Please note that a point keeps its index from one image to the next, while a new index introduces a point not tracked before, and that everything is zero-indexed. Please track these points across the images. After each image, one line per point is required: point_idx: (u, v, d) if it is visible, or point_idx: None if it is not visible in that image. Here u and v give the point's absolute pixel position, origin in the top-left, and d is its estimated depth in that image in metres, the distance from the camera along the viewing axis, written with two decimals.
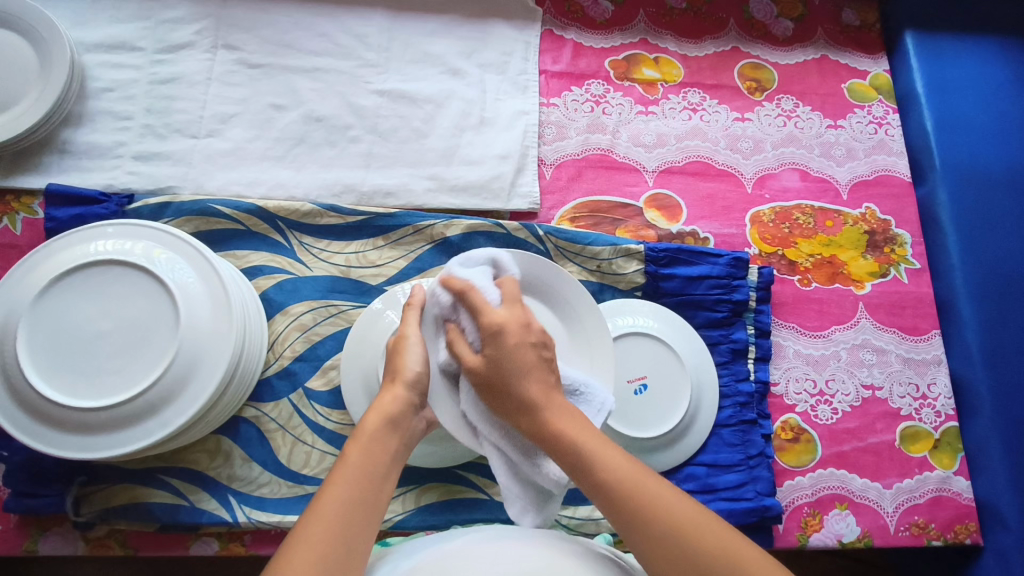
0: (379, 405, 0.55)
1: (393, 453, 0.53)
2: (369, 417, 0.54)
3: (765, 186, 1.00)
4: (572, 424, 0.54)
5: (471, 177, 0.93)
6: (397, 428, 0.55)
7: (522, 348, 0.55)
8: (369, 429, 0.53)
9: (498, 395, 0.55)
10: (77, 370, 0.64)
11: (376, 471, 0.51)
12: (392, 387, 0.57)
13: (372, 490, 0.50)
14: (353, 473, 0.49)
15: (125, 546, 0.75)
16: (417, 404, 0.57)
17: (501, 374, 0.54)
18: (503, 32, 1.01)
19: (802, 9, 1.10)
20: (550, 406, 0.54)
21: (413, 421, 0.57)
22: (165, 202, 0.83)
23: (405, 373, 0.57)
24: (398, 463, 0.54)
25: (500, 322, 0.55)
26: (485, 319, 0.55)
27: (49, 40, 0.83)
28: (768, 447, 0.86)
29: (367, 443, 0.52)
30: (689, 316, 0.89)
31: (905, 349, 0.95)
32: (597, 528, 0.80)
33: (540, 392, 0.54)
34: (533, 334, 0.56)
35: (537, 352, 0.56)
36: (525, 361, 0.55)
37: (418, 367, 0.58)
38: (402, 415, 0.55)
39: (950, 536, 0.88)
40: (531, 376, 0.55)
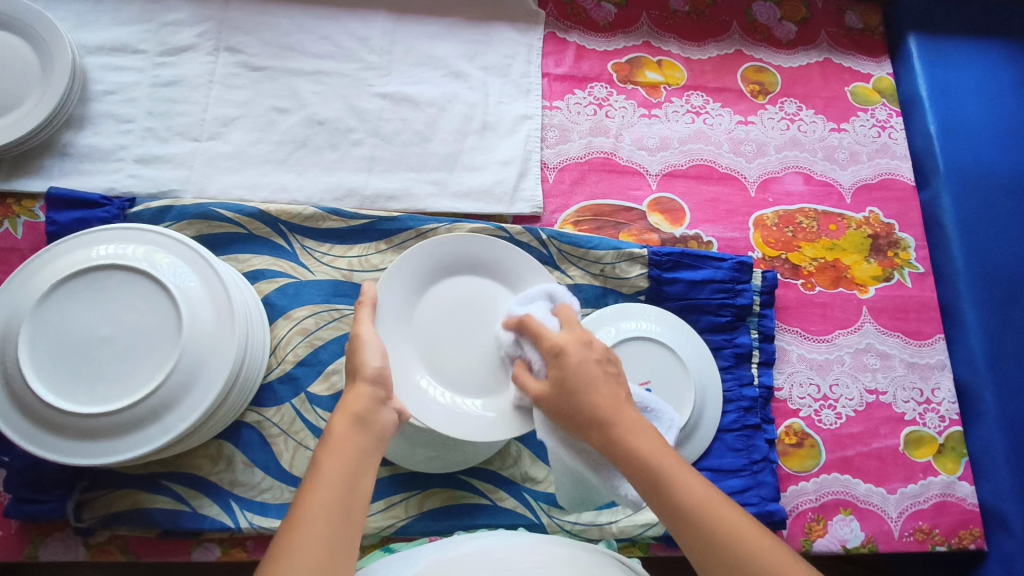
0: (344, 406, 0.54)
1: (366, 451, 0.52)
2: (336, 418, 0.53)
3: (768, 190, 1.00)
4: (651, 444, 0.56)
5: (474, 181, 0.92)
6: (367, 424, 0.54)
7: (588, 364, 0.60)
8: (337, 431, 0.52)
9: (569, 413, 0.58)
10: (76, 375, 0.63)
11: (349, 470, 0.50)
12: (356, 386, 0.56)
13: (347, 491, 0.49)
14: (331, 476, 0.49)
15: (127, 552, 0.74)
16: (381, 397, 0.56)
17: (572, 392, 0.58)
18: (506, 35, 1.01)
19: (806, 12, 1.10)
20: (621, 422, 0.56)
21: (381, 412, 0.55)
22: (166, 205, 0.82)
23: (366, 369, 0.57)
24: (373, 455, 0.53)
25: (558, 344, 0.60)
26: (546, 341, 0.61)
27: (51, 42, 0.83)
28: (772, 452, 0.86)
29: (337, 445, 0.51)
30: (692, 321, 0.89)
31: (909, 353, 0.95)
32: (600, 534, 0.79)
33: (611, 402, 0.57)
34: (595, 351, 0.61)
35: (601, 366, 0.60)
36: (596, 377, 0.59)
37: (378, 361, 0.58)
38: (368, 411, 0.54)
39: (955, 541, 0.88)
40: (601, 389, 0.58)
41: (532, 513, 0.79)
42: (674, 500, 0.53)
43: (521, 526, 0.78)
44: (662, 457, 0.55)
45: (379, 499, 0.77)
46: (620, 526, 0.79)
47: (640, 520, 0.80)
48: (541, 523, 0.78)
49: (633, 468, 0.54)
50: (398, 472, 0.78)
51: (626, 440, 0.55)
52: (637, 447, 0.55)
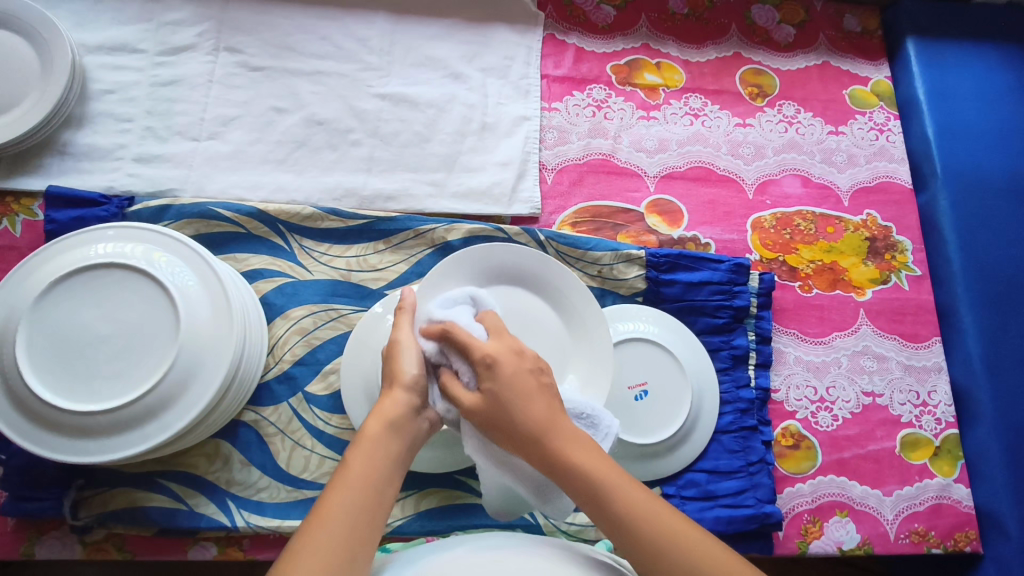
0: (380, 409, 0.53)
1: (395, 458, 0.51)
2: (370, 421, 0.52)
3: (766, 192, 1.00)
4: (585, 454, 0.52)
5: (471, 182, 0.93)
6: (401, 431, 0.53)
7: (520, 374, 0.54)
8: (370, 434, 0.51)
9: (500, 429, 0.53)
10: (76, 375, 0.64)
11: (378, 476, 0.50)
12: (391, 392, 0.55)
13: (374, 498, 0.48)
14: (358, 478, 0.48)
15: (123, 551, 0.74)
16: (418, 405, 0.55)
17: (503, 405, 0.52)
18: (505, 36, 1.01)
19: (805, 15, 1.11)
20: (556, 431, 0.52)
21: (416, 423, 0.54)
22: (165, 204, 0.83)
23: (403, 375, 0.55)
24: (401, 465, 0.52)
25: (486, 355, 0.54)
26: (474, 352, 0.54)
27: (51, 42, 0.83)
28: (768, 454, 0.86)
29: (369, 449, 0.51)
30: (689, 322, 0.89)
31: (906, 356, 0.95)
32: (597, 535, 0.79)
33: (546, 415, 0.53)
34: (527, 360, 0.55)
35: (536, 377, 0.55)
36: (531, 390, 0.53)
37: (415, 369, 0.56)
38: (404, 419, 0.53)
39: (950, 544, 0.88)
40: (534, 403, 0.53)
41: (529, 514, 0.79)
42: (609, 509, 0.50)
43: (517, 527, 0.78)
44: (596, 467, 0.51)
45: None
46: None
47: None
48: (538, 524, 0.79)
49: (569, 479, 0.51)
50: None
51: (560, 451, 0.52)
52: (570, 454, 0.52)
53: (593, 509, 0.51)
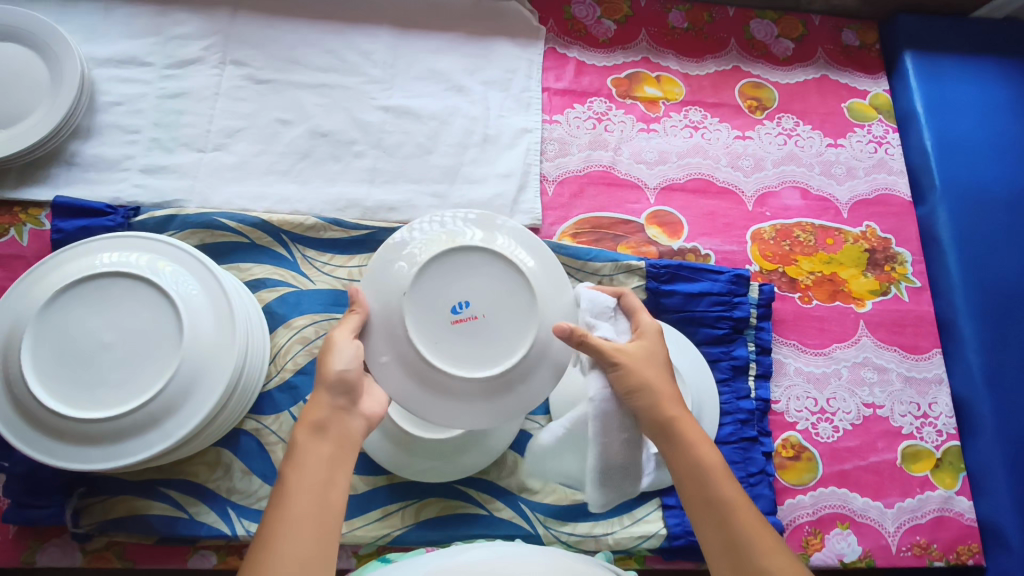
0: (306, 418, 0.57)
1: (328, 457, 0.55)
2: (296, 431, 0.56)
3: (766, 204, 1.01)
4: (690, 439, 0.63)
5: (473, 194, 0.94)
6: (325, 433, 0.57)
7: (663, 355, 0.67)
8: (299, 443, 0.55)
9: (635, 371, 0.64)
10: (78, 382, 0.64)
11: (318, 479, 0.53)
12: (317, 396, 0.58)
13: (320, 498, 0.52)
14: (296, 485, 0.52)
15: (124, 559, 0.75)
16: (341, 405, 0.58)
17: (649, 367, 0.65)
18: (507, 50, 1.02)
19: (803, 30, 1.12)
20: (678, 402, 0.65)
21: (347, 421, 0.58)
22: (171, 214, 0.84)
23: (330, 373, 0.58)
24: (340, 462, 0.56)
25: (653, 324, 0.70)
26: (640, 320, 0.70)
27: (60, 54, 0.85)
28: (768, 465, 0.86)
29: (299, 456, 0.55)
30: (690, 333, 0.89)
31: (906, 367, 0.95)
32: (596, 546, 0.79)
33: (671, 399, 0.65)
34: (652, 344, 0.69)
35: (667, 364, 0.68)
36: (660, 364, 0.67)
37: (345, 366, 0.58)
38: (330, 420, 0.57)
39: (953, 557, 0.87)
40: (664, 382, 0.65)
41: (529, 524, 0.79)
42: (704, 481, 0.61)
43: (517, 537, 0.78)
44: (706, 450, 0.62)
45: (376, 508, 0.77)
46: (616, 537, 0.79)
47: (637, 532, 0.80)
48: (537, 534, 0.79)
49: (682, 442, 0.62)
50: (394, 481, 0.78)
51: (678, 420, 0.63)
52: (685, 423, 0.63)
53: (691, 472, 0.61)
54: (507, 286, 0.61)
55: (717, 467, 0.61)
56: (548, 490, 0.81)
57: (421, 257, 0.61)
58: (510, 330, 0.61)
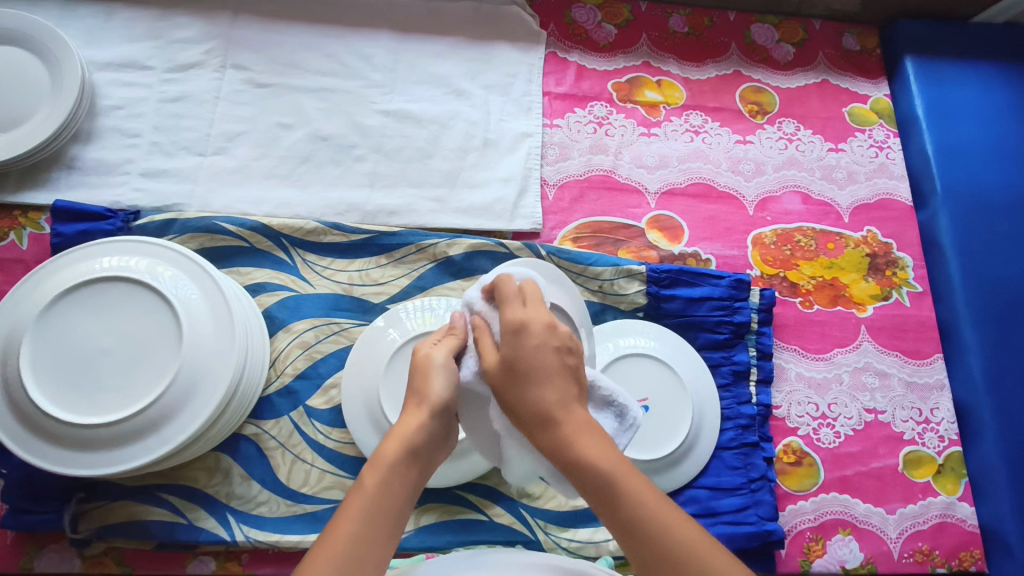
0: (399, 429, 0.49)
1: (410, 485, 0.48)
2: (387, 442, 0.48)
3: (767, 208, 1.01)
4: (597, 445, 0.46)
5: (474, 198, 0.93)
6: (418, 457, 0.49)
7: (545, 351, 0.49)
8: (388, 456, 0.47)
9: (509, 397, 0.48)
10: (79, 388, 0.64)
11: (394, 503, 0.46)
12: (416, 412, 0.50)
13: (384, 524, 0.45)
14: (372, 505, 0.45)
15: (122, 565, 0.74)
16: (441, 432, 0.50)
17: (518, 376, 0.48)
18: (508, 54, 1.02)
19: (804, 34, 1.12)
20: (572, 422, 0.47)
21: (436, 451, 0.50)
22: (170, 218, 0.84)
23: (432, 396, 0.50)
24: (416, 493, 0.49)
25: (524, 317, 0.50)
26: (507, 314, 0.50)
27: (61, 58, 0.85)
28: (770, 470, 0.86)
29: (386, 470, 0.47)
30: (690, 338, 0.89)
31: (908, 372, 0.95)
32: (597, 551, 0.79)
33: (556, 402, 0.47)
34: (555, 336, 0.49)
35: (559, 358, 0.49)
36: (541, 359, 0.48)
37: (447, 394, 0.51)
38: (424, 443, 0.49)
39: (956, 563, 0.87)
40: (549, 383, 0.48)
41: (529, 530, 0.78)
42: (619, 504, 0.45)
43: (517, 543, 0.78)
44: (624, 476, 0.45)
45: None
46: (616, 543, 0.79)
47: None
48: (537, 541, 0.78)
49: (588, 484, 0.45)
50: None
51: (575, 451, 0.46)
52: (585, 451, 0.46)
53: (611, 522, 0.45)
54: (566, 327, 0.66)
55: (641, 499, 0.45)
56: (548, 496, 0.80)
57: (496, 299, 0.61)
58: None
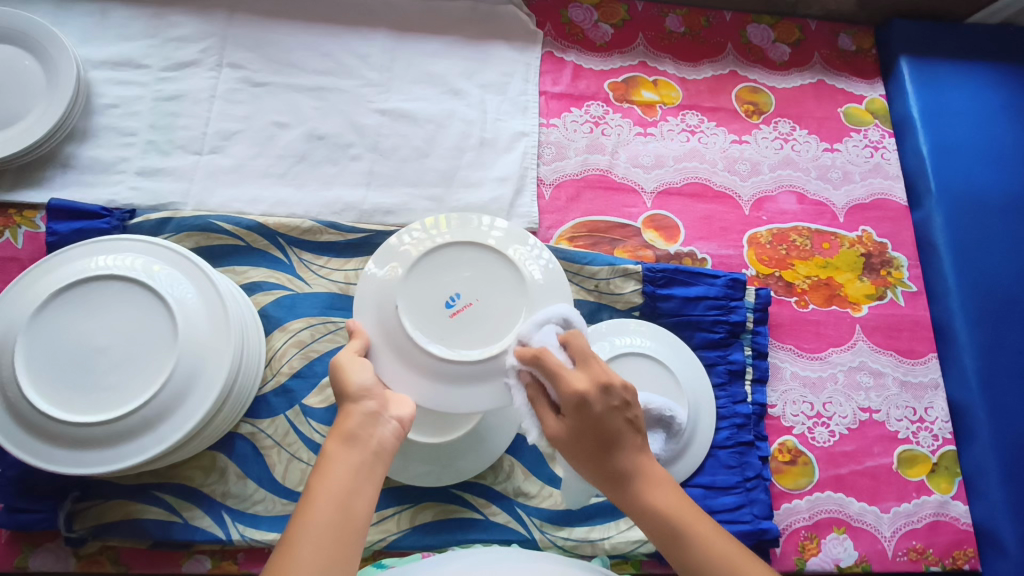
0: (337, 425, 0.53)
1: (359, 467, 0.51)
2: (329, 440, 0.52)
3: (763, 208, 1.01)
4: (665, 496, 0.56)
5: (470, 198, 0.94)
6: (359, 441, 0.52)
7: (611, 416, 0.55)
8: (329, 452, 0.51)
9: (585, 464, 0.57)
10: (72, 386, 0.64)
11: (345, 486, 0.50)
12: (346, 406, 0.55)
13: (342, 508, 0.48)
14: (326, 497, 0.48)
15: (117, 564, 0.74)
16: (374, 413, 0.54)
17: (589, 443, 0.56)
18: (505, 54, 1.02)
19: (799, 34, 1.12)
20: (640, 477, 0.56)
21: (377, 429, 0.54)
22: (166, 217, 0.83)
23: (349, 388, 0.55)
24: (372, 472, 0.52)
25: (585, 390, 0.55)
26: (563, 389, 0.55)
27: (57, 56, 0.85)
28: (765, 469, 0.86)
29: (331, 465, 0.51)
30: (686, 337, 0.89)
31: (902, 372, 0.95)
32: (592, 550, 0.79)
33: (628, 460, 0.56)
34: (615, 396, 0.56)
35: (622, 416, 0.56)
36: (615, 428, 0.56)
37: (363, 379, 0.56)
38: (362, 428, 0.53)
39: (949, 561, 0.87)
40: (620, 445, 0.56)
41: (525, 529, 0.79)
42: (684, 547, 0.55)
43: (513, 541, 0.78)
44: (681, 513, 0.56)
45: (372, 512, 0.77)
46: (612, 542, 0.79)
47: (633, 537, 0.79)
48: (533, 539, 0.78)
49: (656, 527, 0.56)
50: (389, 486, 0.78)
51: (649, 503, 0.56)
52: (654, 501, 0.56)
53: (674, 553, 0.56)
54: (496, 274, 0.63)
55: (705, 537, 0.55)
56: (544, 495, 0.80)
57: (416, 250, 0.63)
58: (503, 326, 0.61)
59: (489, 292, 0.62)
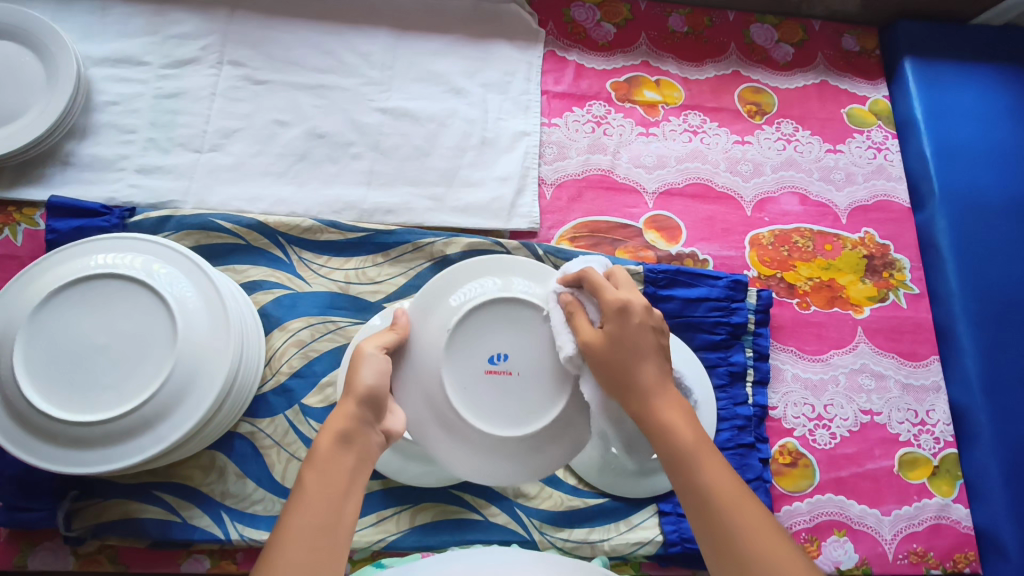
0: (330, 424, 0.52)
1: (350, 473, 0.50)
2: (321, 436, 0.51)
3: (765, 209, 1.01)
4: (681, 419, 0.55)
5: (471, 197, 0.93)
6: (353, 445, 0.51)
7: (644, 330, 0.57)
8: (320, 454, 0.50)
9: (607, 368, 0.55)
10: (71, 385, 0.64)
11: (335, 493, 0.49)
12: (343, 403, 0.53)
13: (332, 512, 0.48)
14: (314, 502, 0.47)
15: (115, 563, 0.74)
16: (369, 419, 0.53)
17: (621, 347, 0.55)
18: (506, 53, 1.02)
19: (803, 34, 1.12)
20: (663, 395, 0.56)
21: (370, 435, 0.53)
22: (165, 216, 0.83)
23: (357, 385, 0.54)
24: (360, 475, 0.51)
25: (627, 300, 0.57)
26: (609, 297, 0.57)
27: (56, 53, 0.84)
28: (766, 471, 0.86)
29: (321, 467, 0.49)
30: (687, 339, 0.89)
31: (904, 374, 0.95)
32: (592, 552, 0.78)
33: (652, 376, 0.56)
34: (654, 319, 0.58)
35: (655, 338, 0.58)
36: (646, 343, 0.57)
37: (372, 379, 0.54)
38: (355, 430, 0.52)
39: (950, 565, 0.87)
40: (648, 361, 0.56)
41: (525, 530, 0.78)
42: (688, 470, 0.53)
43: (512, 542, 0.78)
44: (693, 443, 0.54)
45: (371, 512, 0.77)
46: (612, 544, 0.79)
47: (633, 539, 0.79)
48: (532, 540, 0.78)
49: (667, 441, 0.54)
50: (389, 486, 0.78)
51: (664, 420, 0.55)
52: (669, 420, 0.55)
53: (680, 474, 0.54)
54: (546, 355, 0.61)
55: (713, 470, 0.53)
56: (544, 496, 0.80)
57: (484, 291, 0.62)
58: (535, 400, 0.61)
59: (528, 365, 0.61)
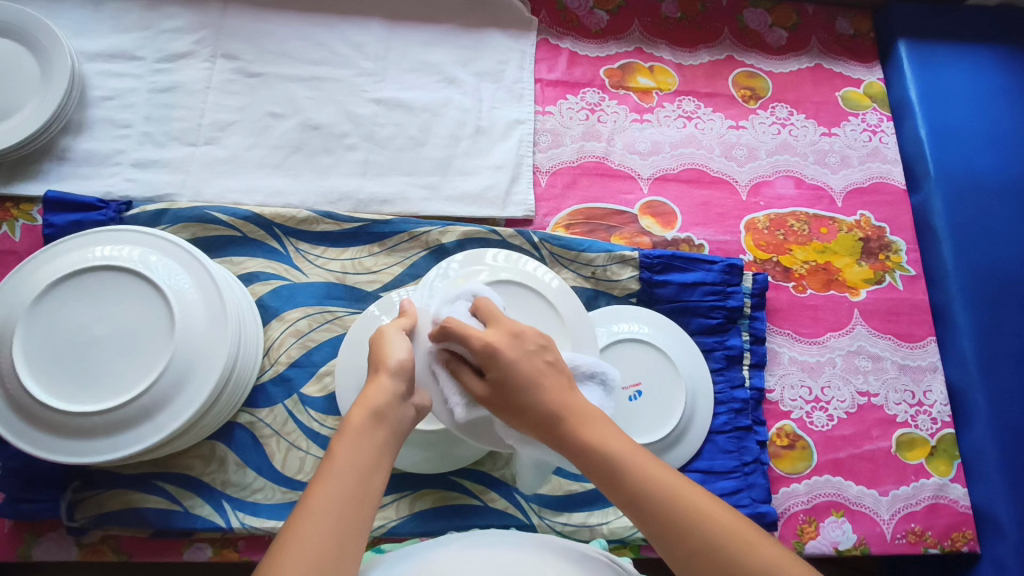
0: (365, 397, 0.51)
1: (381, 446, 0.49)
2: (355, 410, 0.50)
3: (760, 193, 1.01)
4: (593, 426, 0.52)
5: (467, 186, 0.93)
6: (386, 420, 0.51)
7: (523, 360, 0.54)
8: (355, 423, 0.49)
9: (510, 411, 0.53)
10: (73, 373, 0.64)
11: (365, 463, 0.48)
12: (377, 379, 0.53)
13: (360, 484, 0.47)
14: (345, 470, 0.47)
15: (118, 552, 0.75)
16: (404, 393, 0.53)
17: (509, 391, 0.53)
18: (500, 41, 1.02)
19: (797, 18, 1.12)
20: (570, 411, 0.53)
21: (401, 409, 0.52)
22: (162, 209, 0.84)
23: (388, 361, 0.54)
24: (389, 453, 0.50)
25: (491, 341, 0.54)
26: (473, 342, 0.54)
27: (50, 49, 0.84)
28: (763, 454, 0.86)
29: (353, 438, 0.49)
30: (684, 323, 0.89)
31: (901, 356, 0.95)
32: (591, 535, 0.79)
33: (553, 394, 0.53)
34: (527, 341, 0.55)
35: (541, 359, 0.55)
36: (534, 372, 0.54)
37: (403, 355, 0.55)
38: (389, 407, 0.51)
39: (948, 544, 0.87)
40: (540, 384, 0.53)
41: (524, 515, 0.79)
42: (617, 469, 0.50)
43: (511, 527, 0.78)
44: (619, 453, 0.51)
45: None
46: (610, 527, 0.80)
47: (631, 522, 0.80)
48: (531, 524, 0.79)
49: (585, 454, 0.51)
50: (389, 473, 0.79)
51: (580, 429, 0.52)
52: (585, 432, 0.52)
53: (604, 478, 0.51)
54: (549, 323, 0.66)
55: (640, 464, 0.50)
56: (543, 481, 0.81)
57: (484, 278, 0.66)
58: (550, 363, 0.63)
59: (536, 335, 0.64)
